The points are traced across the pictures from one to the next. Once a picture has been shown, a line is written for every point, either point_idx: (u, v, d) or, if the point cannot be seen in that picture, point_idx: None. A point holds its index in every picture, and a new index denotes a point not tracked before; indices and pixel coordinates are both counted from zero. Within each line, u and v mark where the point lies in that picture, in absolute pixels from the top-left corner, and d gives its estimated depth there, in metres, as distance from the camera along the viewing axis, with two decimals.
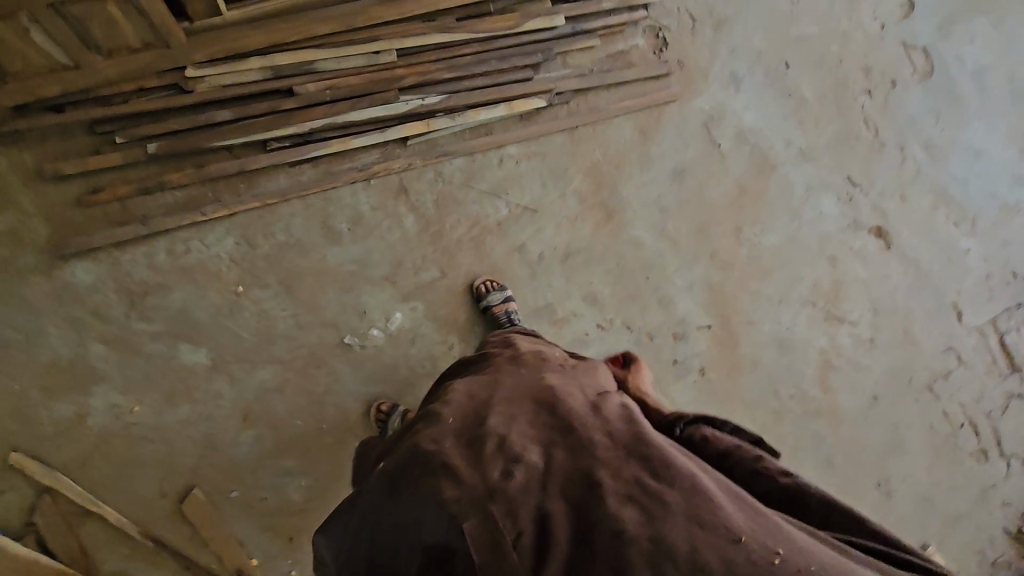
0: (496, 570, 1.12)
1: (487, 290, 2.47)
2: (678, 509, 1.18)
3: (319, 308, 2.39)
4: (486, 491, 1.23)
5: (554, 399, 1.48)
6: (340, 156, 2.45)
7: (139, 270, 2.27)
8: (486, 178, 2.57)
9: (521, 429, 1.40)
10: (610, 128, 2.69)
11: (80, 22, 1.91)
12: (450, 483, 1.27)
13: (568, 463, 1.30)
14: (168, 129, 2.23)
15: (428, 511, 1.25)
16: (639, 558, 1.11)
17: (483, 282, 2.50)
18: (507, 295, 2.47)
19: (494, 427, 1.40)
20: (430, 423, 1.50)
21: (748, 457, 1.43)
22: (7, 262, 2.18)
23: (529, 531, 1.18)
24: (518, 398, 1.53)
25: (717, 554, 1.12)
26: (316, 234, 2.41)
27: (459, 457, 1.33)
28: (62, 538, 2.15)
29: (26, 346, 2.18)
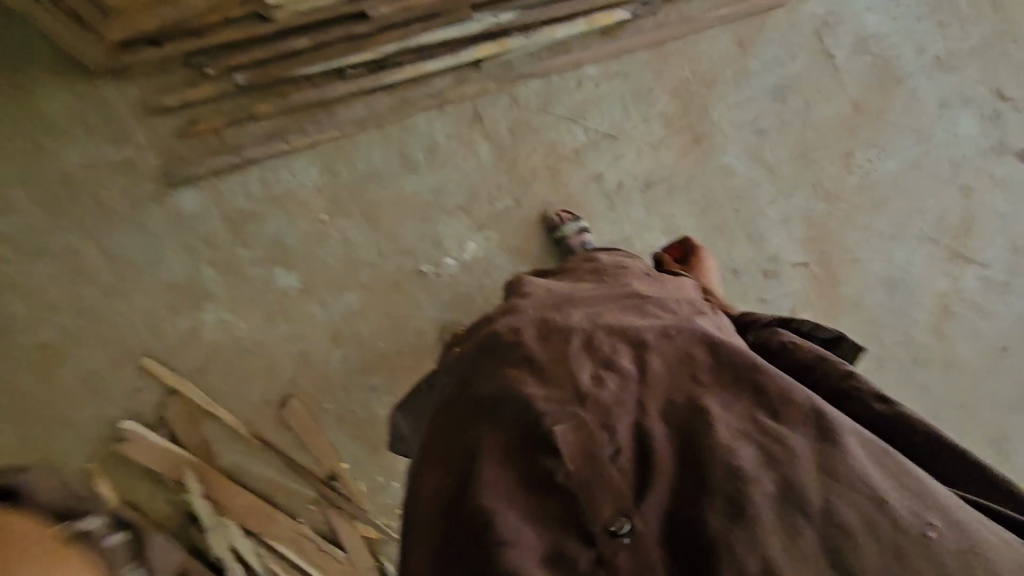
0: (594, 482, 1.04)
1: (562, 220, 2.40)
2: (801, 457, 1.08)
3: (398, 237, 2.46)
4: (576, 397, 1.13)
5: (648, 312, 1.37)
6: (415, 83, 2.42)
7: (237, 197, 2.44)
8: (564, 102, 2.45)
9: (614, 329, 1.28)
10: (704, 40, 2.43)
11: None
12: (535, 380, 1.16)
13: (669, 380, 1.19)
14: (253, 60, 2.32)
15: (509, 398, 1.15)
16: (758, 500, 1.02)
17: (558, 213, 2.43)
18: (582, 227, 2.39)
19: (580, 325, 1.28)
20: (509, 314, 1.39)
21: (836, 371, 1.32)
22: (130, 191, 2.43)
23: (628, 450, 1.09)
24: (606, 305, 1.42)
25: (851, 509, 1.03)
26: (393, 163, 2.45)
27: (542, 351, 1.21)
28: (188, 432, 2.45)
29: (150, 266, 2.45)
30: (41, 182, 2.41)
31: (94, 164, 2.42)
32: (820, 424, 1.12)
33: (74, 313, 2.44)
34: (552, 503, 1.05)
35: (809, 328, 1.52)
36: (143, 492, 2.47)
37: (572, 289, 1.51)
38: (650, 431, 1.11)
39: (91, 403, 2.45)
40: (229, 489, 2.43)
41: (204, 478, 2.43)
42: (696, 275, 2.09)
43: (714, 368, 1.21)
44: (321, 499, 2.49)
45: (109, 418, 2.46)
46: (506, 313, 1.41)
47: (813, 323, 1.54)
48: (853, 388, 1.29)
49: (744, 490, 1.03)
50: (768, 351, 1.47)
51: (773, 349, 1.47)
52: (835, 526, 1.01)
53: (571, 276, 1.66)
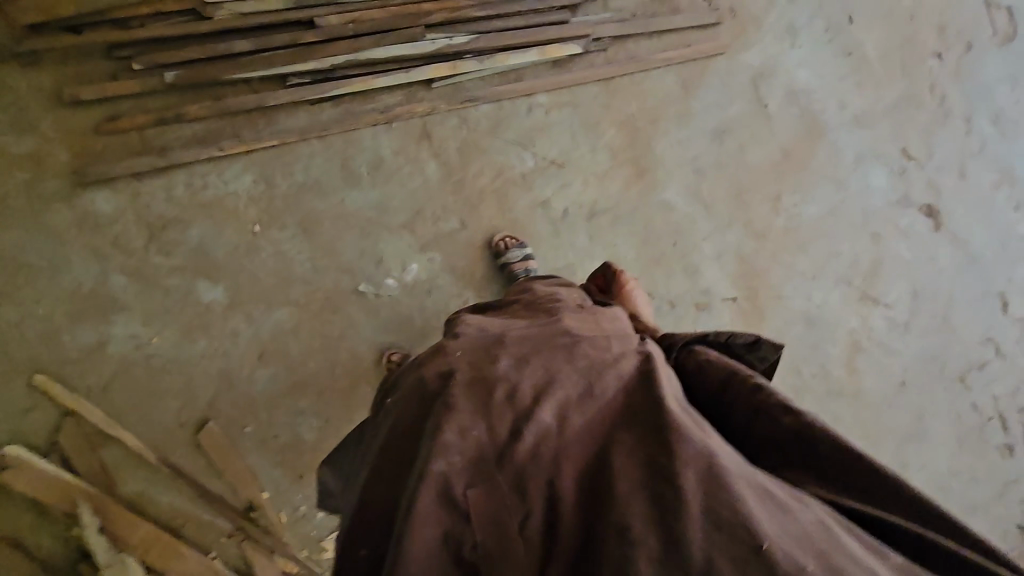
0: (500, 554, 1.05)
1: (507, 245, 2.39)
2: (695, 507, 1.04)
3: (336, 254, 2.35)
4: (494, 458, 1.13)
5: (573, 352, 1.32)
6: (363, 96, 2.35)
7: (159, 202, 2.25)
8: (514, 128, 2.45)
9: (536, 374, 1.25)
10: (649, 80, 2.52)
11: None
12: (453, 429, 1.14)
13: (585, 436, 1.18)
14: (186, 58, 2.16)
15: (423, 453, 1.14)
16: (646, 560, 0.99)
17: (503, 238, 2.42)
18: (527, 253, 2.39)
19: (504, 371, 1.25)
20: (437, 357, 1.36)
21: (747, 386, 1.38)
22: (31, 187, 2.18)
23: (536, 513, 1.09)
24: (532, 340, 1.37)
25: (737, 563, 0.98)
26: (335, 177, 2.35)
27: (463, 402, 1.19)
28: (85, 457, 2.21)
29: (50, 271, 2.20)
30: None
31: None
32: (718, 471, 1.09)
33: None
34: (459, 571, 1.06)
35: (727, 338, 1.56)
36: (25, 524, 2.19)
37: (504, 325, 1.48)
38: (561, 492, 1.10)
39: None
40: (129, 522, 2.20)
41: (100, 509, 2.18)
42: (627, 300, 2.09)
43: (626, 422, 1.20)
44: (237, 531, 2.31)
45: None
46: (437, 356, 1.37)
47: (731, 332, 1.57)
48: (762, 403, 1.34)
49: (633, 552, 1.00)
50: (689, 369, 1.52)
51: (693, 369, 1.51)
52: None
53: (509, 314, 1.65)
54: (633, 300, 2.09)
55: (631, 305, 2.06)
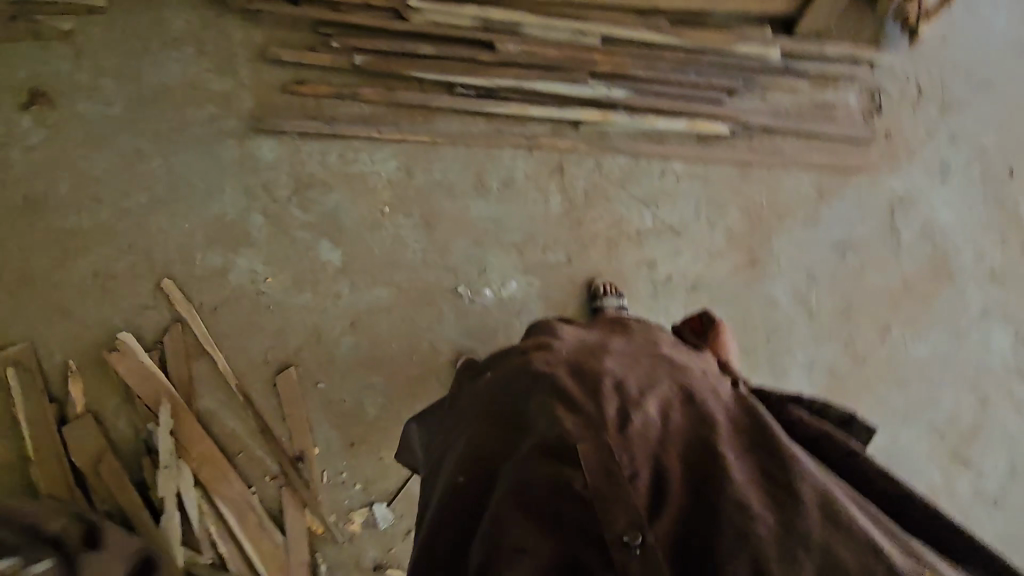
0: (611, 497, 1.04)
1: (605, 292, 2.43)
2: (807, 505, 1.06)
3: (446, 253, 2.49)
4: (606, 424, 1.17)
5: (675, 371, 1.40)
6: (515, 119, 2.50)
7: (312, 163, 2.47)
8: (644, 186, 2.51)
9: (640, 379, 1.33)
10: (787, 177, 2.52)
11: None
12: (562, 405, 1.21)
13: (689, 432, 1.22)
14: (376, 48, 2.41)
15: (536, 416, 1.22)
16: (766, 538, 1.00)
17: (603, 284, 2.47)
18: (622, 305, 2.41)
19: (611, 369, 1.34)
20: (542, 350, 1.47)
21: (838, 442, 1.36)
22: (215, 121, 2.47)
23: (645, 475, 1.11)
24: (634, 355, 1.46)
25: (859, 559, 0.97)
26: (468, 184, 2.49)
27: (572, 385, 1.27)
28: (178, 365, 2.42)
29: (206, 195, 2.47)
30: (136, 82, 2.46)
31: (193, 85, 2.47)
32: (825, 483, 1.11)
33: (117, 212, 2.45)
34: (574, 510, 1.04)
35: (822, 407, 1.54)
36: (111, 405, 2.42)
37: (603, 339, 1.58)
38: (666, 470, 1.13)
39: (98, 302, 2.44)
40: (196, 435, 2.39)
41: (176, 414, 2.39)
42: (712, 344, 2.07)
43: (729, 427, 1.25)
44: (279, 475, 2.45)
45: (108, 322, 2.44)
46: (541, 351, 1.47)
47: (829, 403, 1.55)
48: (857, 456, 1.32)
49: (749, 526, 1.02)
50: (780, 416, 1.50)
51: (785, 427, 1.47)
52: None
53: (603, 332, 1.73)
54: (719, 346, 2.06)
55: (715, 351, 2.03)
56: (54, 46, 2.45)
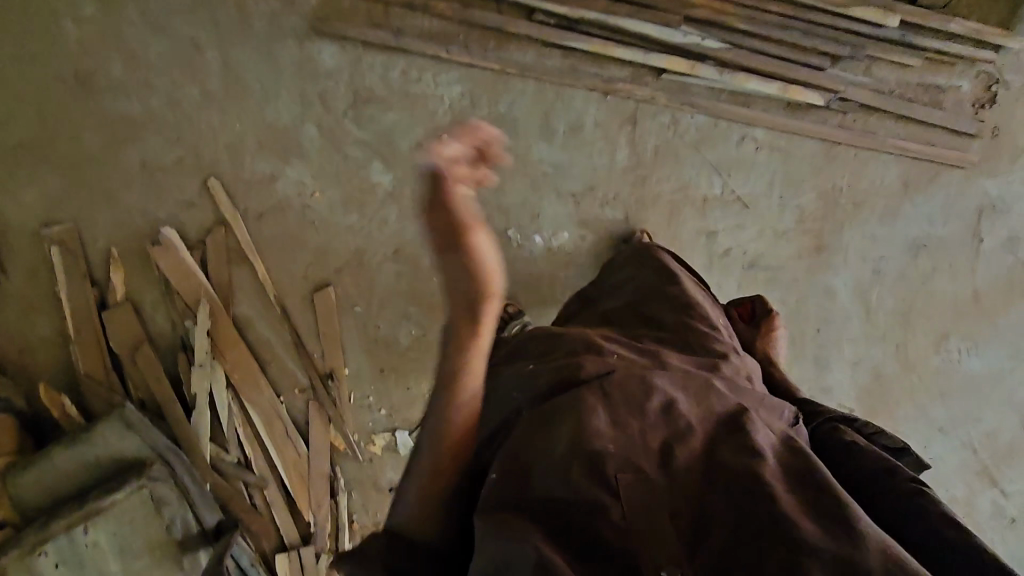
0: (646, 534, 0.98)
1: (639, 242, 2.35)
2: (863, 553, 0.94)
3: (500, 193, 2.40)
4: (646, 453, 1.10)
5: (723, 385, 1.35)
6: (593, 58, 2.30)
7: (374, 77, 2.34)
8: (719, 151, 2.36)
9: (686, 403, 1.23)
10: (873, 163, 2.35)
11: None
12: (602, 425, 1.14)
13: (737, 461, 1.11)
14: None
15: (569, 426, 1.14)
16: None
17: (639, 234, 2.38)
18: None
19: (656, 388, 1.24)
20: (584, 362, 1.39)
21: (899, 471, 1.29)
22: (276, 17, 2.32)
23: (683, 511, 1.04)
24: (682, 374, 1.35)
25: None
26: (533, 123, 2.36)
27: (612, 400, 1.19)
28: (219, 268, 2.41)
29: (260, 96, 2.36)
30: None
31: None
32: (885, 538, 0.99)
33: (169, 102, 2.36)
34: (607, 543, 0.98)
35: (874, 429, 1.55)
36: (151, 298, 2.43)
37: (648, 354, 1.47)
38: (706, 504, 1.05)
39: (145, 194, 2.41)
40: (232, 339, 2.41)
41: (214, 316, 2.39)
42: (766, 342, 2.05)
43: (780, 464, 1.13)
44: (308, 389, 2.48)
45: (153, 216, 2.41)
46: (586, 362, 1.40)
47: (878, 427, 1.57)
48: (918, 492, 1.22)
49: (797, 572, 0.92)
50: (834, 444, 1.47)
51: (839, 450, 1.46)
52: None
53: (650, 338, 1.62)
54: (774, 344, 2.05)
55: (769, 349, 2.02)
56: None
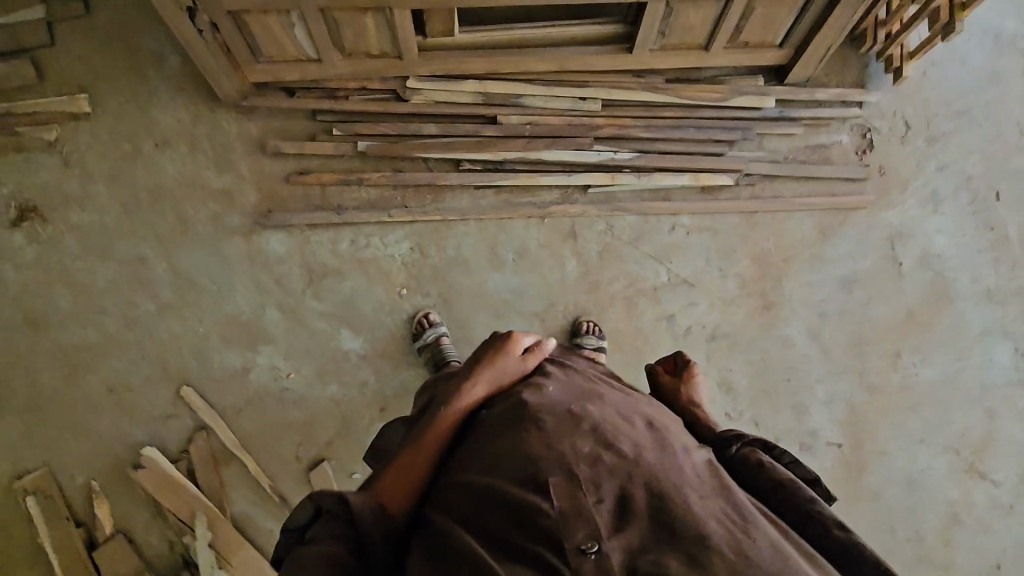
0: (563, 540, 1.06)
1: (586, 331, 2.45)
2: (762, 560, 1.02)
3: (468, 329, 2.48)
4: (577, 465, 1.16)
5: (648, 407, 1.41)
6: (523, 189, 2.50)
7: (324, 252, 2.43)
8: (655, 243, 2.54)
9: (617, 420, 1.30)
10: (790, 220, 2.60)
11: (337, 25, 2.07)
12: (537, 443, 1.21)
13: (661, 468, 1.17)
14: (377, 131, 2.39)
15: (501, 461, 1.21)
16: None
17: (586, 321, 2.49)
18: (602, 345, 2.43)
19: (590, 412, 1.30)
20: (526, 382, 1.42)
21: (801, 494, 1.24)
22: (218, 219, 2.40)
23: (606, 512, 1.10)
24: (613, 394, 1.41)
25: None
26: (483, 258, 2.49)
27: (547, 420, 1.26)
28: (208, 473, 2.37)
29: (216, 295, 2.40)
30: (131, 186, 2.37)
31: (191, 184, 2.39)
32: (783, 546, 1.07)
33: (126, 322, 2.37)
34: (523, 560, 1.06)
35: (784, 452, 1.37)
36: (142, 521, 2.35)
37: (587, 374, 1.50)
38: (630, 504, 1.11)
39: (116, 417, 2.36)
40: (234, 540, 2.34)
41: (213, 524, 2.32)
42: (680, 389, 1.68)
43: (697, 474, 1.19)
44: None
45: (129, 436, 2.37)
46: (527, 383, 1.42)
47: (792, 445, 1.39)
48: (814, 511, 1.20)
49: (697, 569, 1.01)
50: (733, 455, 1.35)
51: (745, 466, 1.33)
52: None
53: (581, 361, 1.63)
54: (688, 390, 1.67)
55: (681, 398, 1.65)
56: (41, 157, 2.35)
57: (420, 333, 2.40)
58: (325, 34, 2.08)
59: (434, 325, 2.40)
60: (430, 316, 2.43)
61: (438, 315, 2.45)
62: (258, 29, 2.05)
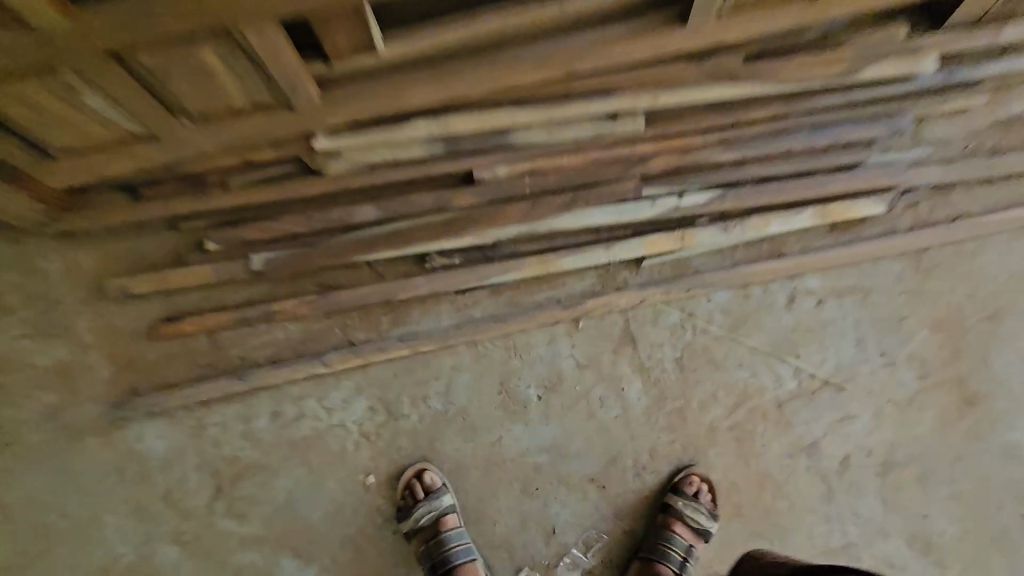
0: None
1: (690, 494, 1.45)
2: None
3: (486, 521, 1.50)
4: None
5: None
6: (535, 279, 1.50)
7: (233, 440, 1.49)
8: (769, 329, 1.51)
9: None
10: (987, 251, 1.54)
11: (158, 75, 1.10)
12: None
13: None
14: (280, 232, 1.43)
15: None
16: None
17: (698, 478, 1.47)
18: (709, 523, 1.46)
19: None
20: None
21: None
22: (56, 416, 1.48)
23: None
24: None
25: None
26: (491, 402, 1.51)
27: None
28: None
29: (74, 539, 1.47)
30: None
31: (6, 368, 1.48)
32: None
33: None
34: None
35: None
36: None
37: None
38: None
39: None
40: None
41: None
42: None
43: None
44: None
45: None
46: None
47: None
48: None
49: None
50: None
51: None
52: None
53: None
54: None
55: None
56: None
57: (407, 512, 1.44)
58: (134, 92, 1.11)
59: (431, 495, 1.44)
60: (423, 481, 1.46)
61: (439, 474, 1.48)
62: (14, 107, 1.10)
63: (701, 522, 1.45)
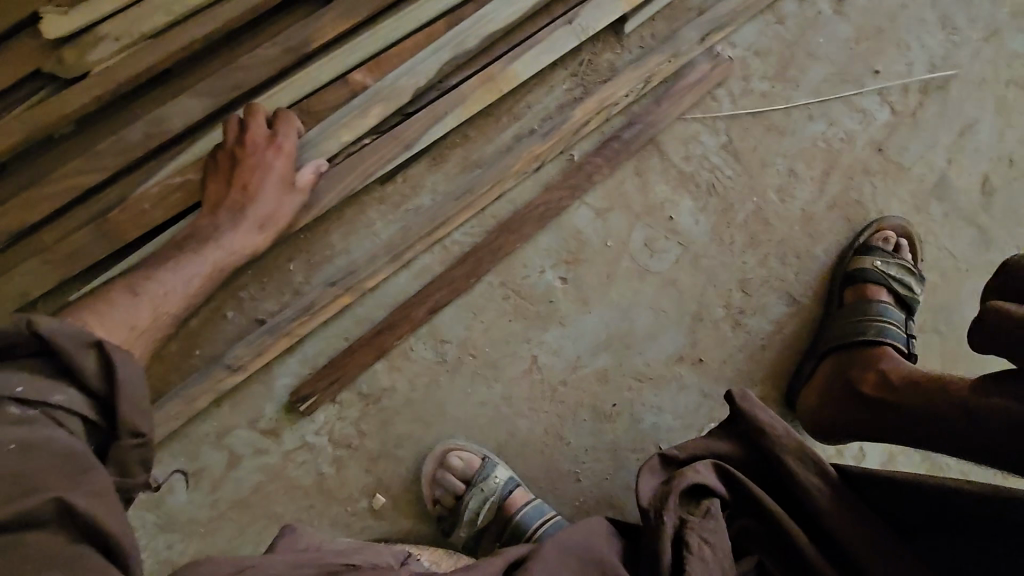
0: (829, 530, 0.64)
1: (900, 255, 1.02)
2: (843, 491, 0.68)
3: (566, 484, 0.99)
4: (826, 488, 0.67)
5: (852, 515, 0.65)
6: (488, 116, 0.98)
7: (149, 546, 0.91)
8: (826, 53, 1.06)
9: (873, 537, 0.62)
10: None
11: None
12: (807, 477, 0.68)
13: (846, 515, 0.65)
14: (67, 191, 0.84)
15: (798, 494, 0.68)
16: (853, 524, 0.64)
17: (893, 236, 1.03)
18: (911, 284, 1.00)
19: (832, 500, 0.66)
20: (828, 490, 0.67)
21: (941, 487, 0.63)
22: None
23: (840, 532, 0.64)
24: (871, 542, 0.62)
25: (838, 492, 0.67)
26: (501, 319, 0.99)
27: (816, 477, 0.68)
28: None
29: None
30: None
31: None
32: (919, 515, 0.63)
33: None
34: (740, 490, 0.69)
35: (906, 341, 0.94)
36: None
37: (817, 463, 0.69)
38: (822, 504, 0.66)
39: None
40: None
41: None
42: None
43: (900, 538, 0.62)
44: None
45: None
46: (810, 484, 0.67)
47: (878, 317, 0.95)
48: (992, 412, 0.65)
49: (826, 494, 0.67)
50: (958, 511, 0.61)
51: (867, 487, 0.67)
52: (851, 513, 0.65)
53: (784, 428, 0.72)
54: (1008, 335, 0.65)
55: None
56: None
57: (453, 516, 0.94)
58: None
59: (474, 479, 0.93)
60: (451, 471, 0.94)
61: (471, 446, 0.96)
62: None
63: (910, 299, 1.00)
